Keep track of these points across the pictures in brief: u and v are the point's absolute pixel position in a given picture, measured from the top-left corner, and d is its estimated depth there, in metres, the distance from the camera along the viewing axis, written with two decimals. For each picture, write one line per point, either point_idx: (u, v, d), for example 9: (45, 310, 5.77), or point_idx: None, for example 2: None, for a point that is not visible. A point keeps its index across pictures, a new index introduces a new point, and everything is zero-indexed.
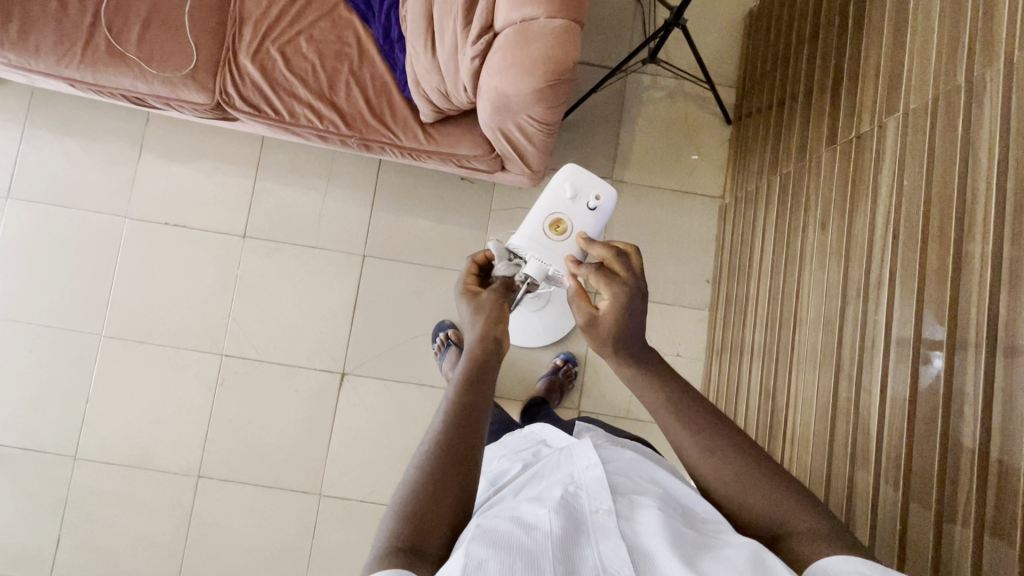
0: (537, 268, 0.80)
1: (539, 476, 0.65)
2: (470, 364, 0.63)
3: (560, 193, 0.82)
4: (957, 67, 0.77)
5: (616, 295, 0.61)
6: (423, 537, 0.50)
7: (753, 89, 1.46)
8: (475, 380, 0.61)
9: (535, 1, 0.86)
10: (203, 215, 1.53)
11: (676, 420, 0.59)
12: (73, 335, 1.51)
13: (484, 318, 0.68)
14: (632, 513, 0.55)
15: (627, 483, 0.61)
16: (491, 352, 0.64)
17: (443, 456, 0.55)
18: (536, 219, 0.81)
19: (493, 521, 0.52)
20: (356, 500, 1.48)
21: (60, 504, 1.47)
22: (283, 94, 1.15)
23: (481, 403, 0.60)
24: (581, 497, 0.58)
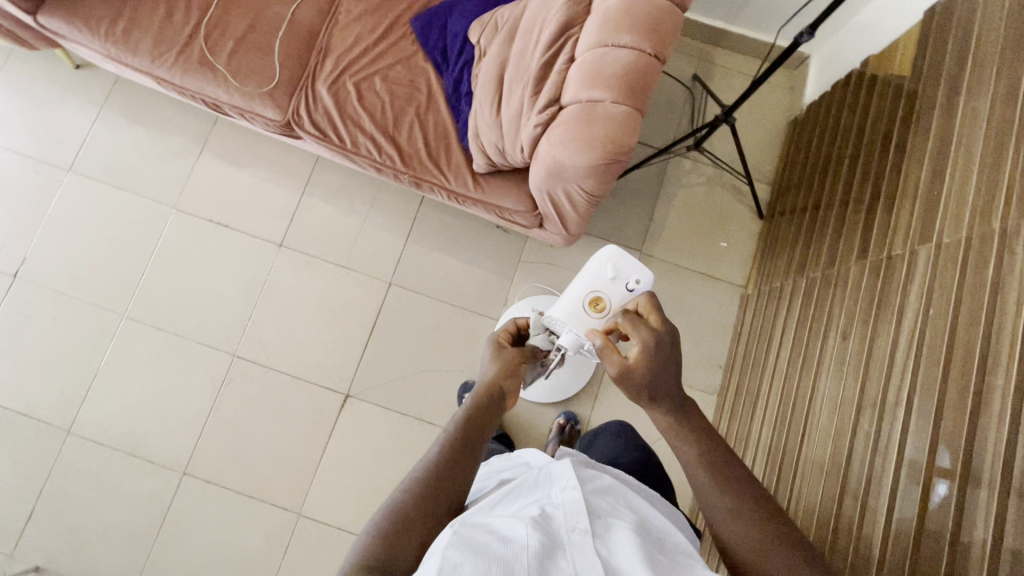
0: (572, 341, 0.79)
1: (518, 492, 0.66)
2: (471, 410, 0.69)
3: (600, 273, 0.78)
4: (993, 212, 0.80)
5: (645, 340, 0.65)
6: (395, 557, 0.55)
7: (789, 190, 1.51)
8: (478, 426, 0.68)
9: (604, 86, 0.91)
10: (246, 218, 1.59)
11: (706, 477, 0.62)
12: (96, 310, 1.54)
13: (501, 370, 0.75)
14: (607, 534, 0.57)
15: (602, 504, 0.63)
16: (496, 404, 0.71)
17: (431, 483, 0.61)
18: (572, 297, 0.78)
19: (472, 532, 0.55)
20: (333, 525, 1.45)
21: (42, 475, 1.47)
22: (350, 124, 1.23)
23: (477, 444, 0.66)
24: (558, 515, 0.59)
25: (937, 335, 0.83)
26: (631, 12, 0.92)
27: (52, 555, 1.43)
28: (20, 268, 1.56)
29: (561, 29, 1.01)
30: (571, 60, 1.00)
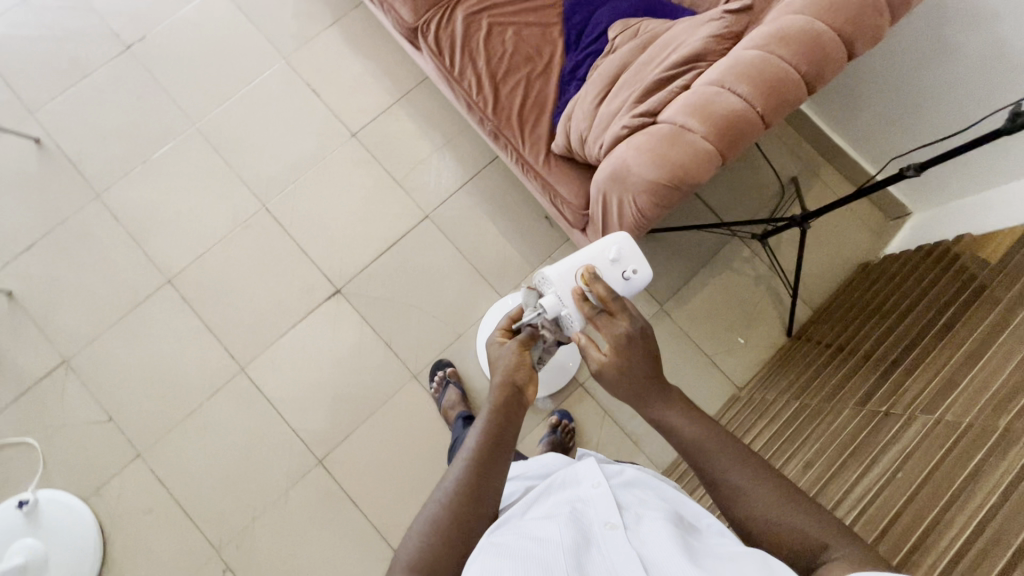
0: (553, 304, 0.80)
1: (548, 495, 0.66)
2: (496, 412, 0.63)
3: (604, 254, 0.84)
4: (1003, 414, 0.78)
5: (618, 335, 0.65)
6: (440, 574, 0.54)
7: (827, 322, 1.48)
8: (491, 438, 0.61)
9: (701, 118, 0.93)
10: (337, 98, 1.67)
11: (707, 443, 0.60)
12: (175, 109, 1.64)
13: (505, 372, 0.67)
14: (639, 525, 0.56)
15: (632, 497, 0.62)
16: (513, 409, 0.64)
17: (455, 508, 0.57)
18: (569, 266, 0.83)
19: (504, 542, 0.55)
20: (266, 394, 1.48)
21: (57, 220, 1.56)
22: (466, 56, 1.28)
23: (495, 461, 0.60)
24: (589, 512, 0.59)
25: (892, 499, 0.80)
26: (760, 66, 0.93)
27: (26, 289, 1.52)
28: (135, 43, 1.67)
29: (691, 57, 1.03)
30: (686, 86, 1.01)
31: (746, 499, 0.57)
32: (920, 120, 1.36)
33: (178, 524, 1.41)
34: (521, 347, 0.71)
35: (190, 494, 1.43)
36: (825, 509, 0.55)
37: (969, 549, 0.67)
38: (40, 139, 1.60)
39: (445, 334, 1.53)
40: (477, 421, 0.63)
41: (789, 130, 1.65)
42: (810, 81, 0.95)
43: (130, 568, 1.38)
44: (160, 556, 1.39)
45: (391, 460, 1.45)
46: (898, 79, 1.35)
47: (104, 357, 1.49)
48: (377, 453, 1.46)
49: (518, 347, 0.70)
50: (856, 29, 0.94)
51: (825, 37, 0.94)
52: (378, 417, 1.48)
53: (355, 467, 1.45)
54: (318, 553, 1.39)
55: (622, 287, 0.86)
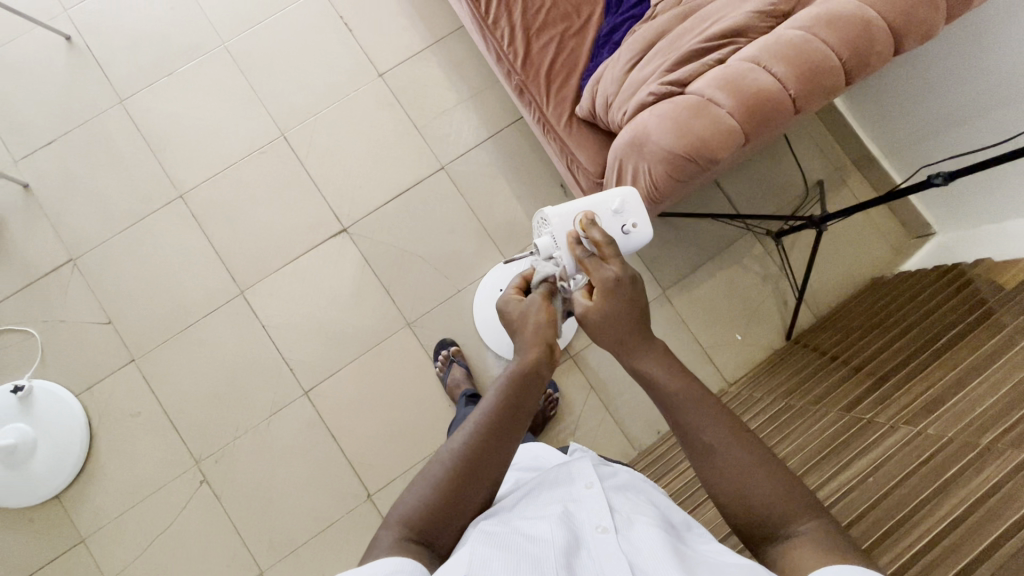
0: (547, 245, 0.82)
1: (539, 492, 0.65)
2: (516, 374, 0.61)
3: (607, 204, 0.83)
4: (987, 433, 0.76)
5: (606, 279, 0.65)
6: (437, 536, 0.54)
7: (828, 330, 1.45)
8: (508, 406, 0.59)
9: (730, 92, 0.90)
10: (369, 35, 1.63)
11: (689, 412, 0.59)
12: (206, 25, 1.62)
13: (527, 339, 0.64)
14: (631, 531, 0.55)
15: (624, 502, 0.61)
16: (534, 380, 0.62)
17: (462, 471, 0.56)
18: (570, 212, 0.82)
19: (495, 533, 0.54)
20: (261, 320, 1.50)
21: (78, 120, 1.57)
22: (503, 5, 1.24)
23: (510, 431, 0.59)
24: (581, 514, 0.58)
25: (857, 500, 0.79)
26: (800, 47, 0.89)
27: (43, 185, 1.54)
28: None
29: (731, 31, 0.99)
30: (721, 61, 0.98)
31: (715, 469, 0.56)
32: (958, 136, 1.30)
33: (163, 431, 1.45)
34: (547, 308, 0.66)
35: (178, 405, 1.46)
36: (784, 488, 0.54)
37: (926, 553, 0.66)
38: (71, 38, 1.60)
39: (444, 287, 1.53)
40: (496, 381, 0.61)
41: (823, 131, 1.60)
42: (850, 70, 0.91)
43: (113, 466, 1.43)
44: (143, 459, 1.44)
45: (374, 402, 1.47)
46: (943, 90, 1.30)
47: (110, 261, 1.52)
48: (362, 393, 1.48)
49: (541, 307, 0.66)
50: (908, 22, 0.90)
51: (875, 26, 0.89)
52: (367, 359, 1.49)
53: (339, 403, 1.47)
54: (292, 479, 1.43)
55: (621, 241, 0.86)
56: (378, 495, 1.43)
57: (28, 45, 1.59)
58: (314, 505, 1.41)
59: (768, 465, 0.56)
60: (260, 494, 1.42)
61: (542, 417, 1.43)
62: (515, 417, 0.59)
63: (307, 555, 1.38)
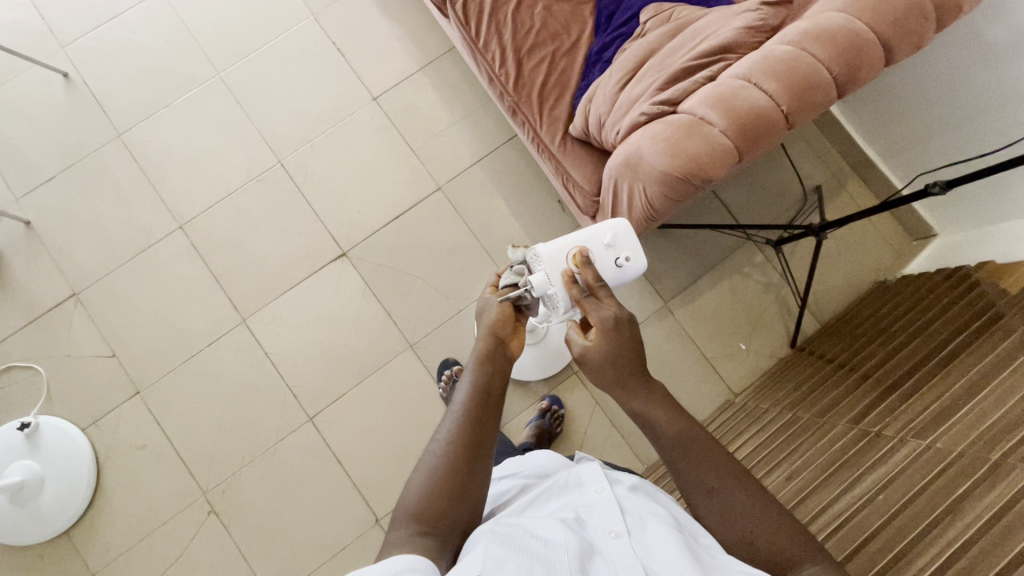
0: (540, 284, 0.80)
1: (549, 496, 0.64)
2: (480, 361, 0.66)
3: (599, 238, 0.81)
4: (997, 447, 0.76)
5: (604, 318, 0.65)
6: (440, 525, 0.55)
7: (833, 337, 1.44)
8: (481, 389, 0.63)
9: (722, 111, 0.89)
10: (362, 60, 1.65)
11: (694, 452, 0.59)
12: (201, 57, 1.64)
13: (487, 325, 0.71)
14: (644, 533, 0.55)
15: (637, 503, 0.60)
16: (499, 364, 0.67)
17: (453, 455, 0.58)
18: (561, 248, 0.79)
19: (508, 532, 0.54)
20: (264, 347, 1.51)
21: (78, 156, 1.59)
22: (493, 28, 1.25)
23: (488, 415, 0.62)
24: (593, 519, 0.58)
25: (868, 518, 0.78)
26: (789, 64, 0.89)
27: (44, 220, 1.55)
28: None
29: (721, 48, 0.99)
30: (711, 78, 0.98)
31: (720, 506, 0.56)
32: (956, 139, 1.30)
33: (169, 462, 1.45)
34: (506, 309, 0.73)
35: (183, 435, 1.46)
36: (787, 524, 0.55)
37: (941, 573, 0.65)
38: (68, 74, 1.62)
39: (444, 307, 1.53)
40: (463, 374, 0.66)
41: (819, 136, 1.59)
42: (841, 84, 0.91)
43: (120, 499, 1.43)
44: (149, 491, 1.43)
45: (379, 426, 1.47)
46: (938, 95, 1.29)
47: (113, 295, 1.53)
48: (366, 417, 1.47)
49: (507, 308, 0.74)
50: (897, 34, 0.90)
51: (864, 39, 0.89)
52: (371, 382, 1.49)
53: (343, 428, 1.47)
54: (300, 506, 1.42)
55: (614, 274, 0.83)
56: (386, 519, 1.42)
57: (25, 83, 1.61)
58: (322, 532, 1.41)
59: (771, 503, 0.56)
60: (268, 522, 1.42)
61: (548, 434, 1.42)
62: (490, 397, 0.63)
63: None
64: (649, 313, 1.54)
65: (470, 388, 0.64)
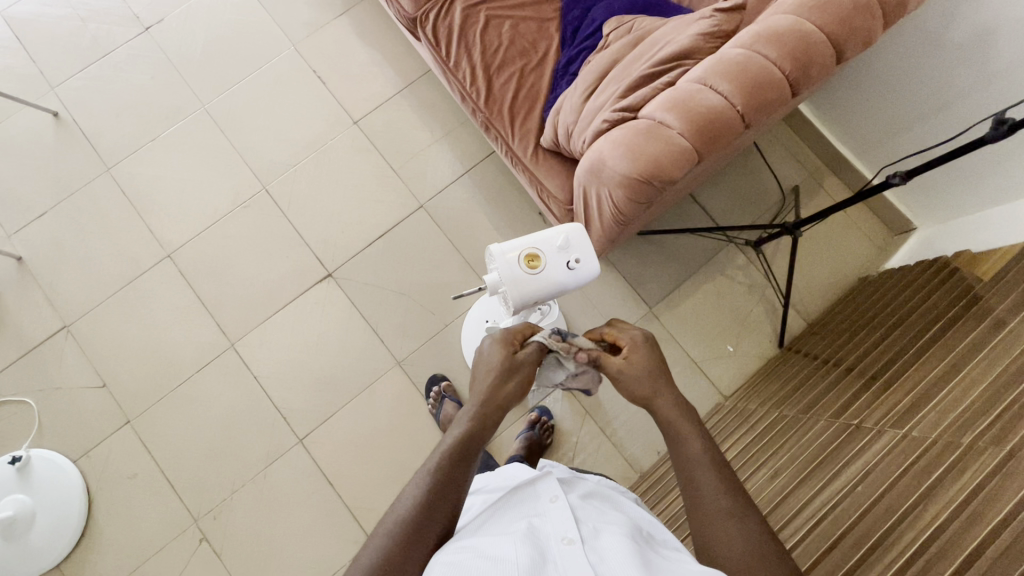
0: (495, 280, 0.85)
1: (505, 509, 0.65)
2: (465, 430, 0.64)
3: (551, 239, 0.82)
4: (971, 429, 0.76)
5: (635, 338, 0.72)
6: None
7: (819, 335, 1.44)
8: (445, 477, 0.61)
9: (679, 114, 0.92)
10: (343, 85, 1.69)
11: None
12: (187, 90, 1.69)
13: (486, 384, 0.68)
14: (597, 541, 0.56)
15: (591, 512, 0.62)
16: (471, 451, 0.63)
17: (416, 522, 0.58)
18: (513, 247, 0.82)
19: (457, 561, 0.54)
20: (253, 371, 1.52)
21: (68, 192, 1.62)
22: (463, 48, 1.28)
23: (447, 506, 0.60)
24: (546, 528, 0.58)
25: (848, 509, 0.77)
26: (743, 65, 0.92)
27: (35, 255, 1.59)
28: (153, 26, 1.73)
29: (679, 54, 1.02)
30: (671, 83, 1.00)
31: None
32: (924, 132, 1.32)
33: (160, 490, 1.45)
34: (494, 384, 0.68)
35: (174, 462, 1.46)
36: None
37: (917, 559, 0.65)
38: (58, 113, 1.67)
39: (431, 322, 1.54)
40: (444, 438, 0.64)
41: (794, 138, 1.62)
42: (795, 82, 0.93)
43: (112, 529, 1.42)
44: (140, 520, 1.43)
45: (369, 444, 1.47)
46: (903, 90, 1.32)
47: (103, 325, 1.54)
48: (356, 435, 1.47)
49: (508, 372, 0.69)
50: (845, 32, 0.92)
51: (814, 37, 0.92)
52: (361, 400, 1.49)
53: (333, 448, 1.46)
54: (292, 530, 1.41)
55: (568, 276, 0.84)
56: None
57: (17, 124, 1.66)
58: (314, 556, 1.39)
59: None
60: (259, 548, 1.40)
61: (539, 445, 1.41)
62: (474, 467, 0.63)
63: None
64: (635, 320, 1.55)
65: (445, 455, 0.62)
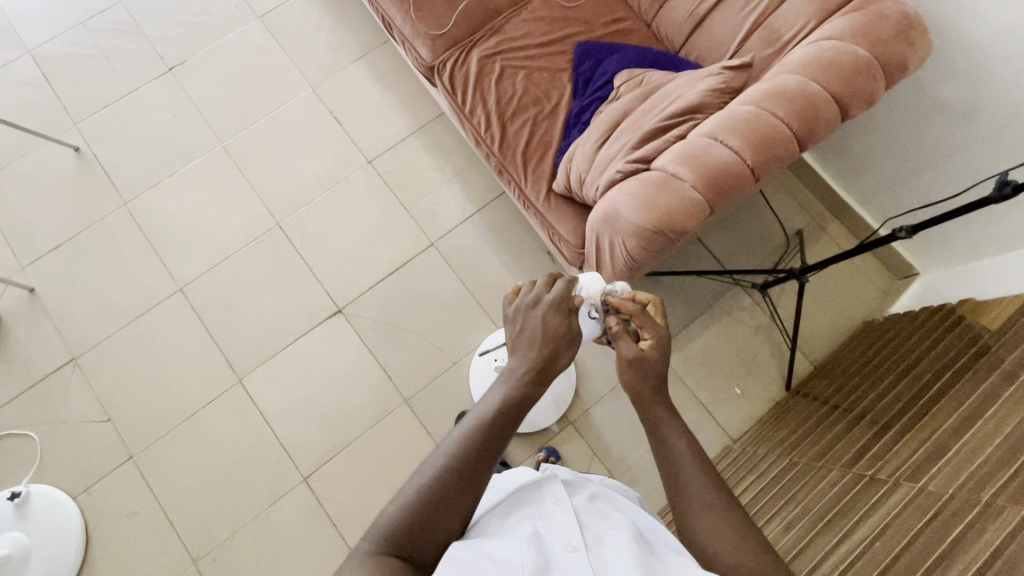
0: None
1: (510, 509, 0.65)
2: (507, 397, 0.64)
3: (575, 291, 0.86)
4: (987, 487, 0.75)
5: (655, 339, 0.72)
6: (416, 550, 0.55)
7: (827, 378, 1.44)
8: (435, 496, 0.57)
9: (692, 168, 0.95)
10: (358, 127, 1.74)
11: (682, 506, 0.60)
12: (206, 129, 1.74)
13: (531, 342, 0.69)
14: (600, 549, 0.56)
15: (593, 516, 0.62)
16: (469, 474, 0.58)
17: (449, 483, 0.57)
18: None
19: (463, 556, 0.53)
20: (259, 406, 1.51)
21: (84, 225, 1.65)
22: (478, 96, 1.33)
23: (432, 529, 0.56)
24: (550, 532, 0.59)
25: (866, 566, 0.76)
26: (752, 122, 0.96)
27: (47, 287, 1.60)
28: (176, 67, 1.79)
29: (689, 108, 1.06)
30: (681, 136, 1.04)
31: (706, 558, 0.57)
32: (925, 183, 1.36)
33: (160, 529, 1.42)
34: (504, 406, 0.63)
35: (175, 500, 1.44)
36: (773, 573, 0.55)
37: None
38: (79, 148, 1.71)
39: (439, 360, 1.54)
40: (484, 402, 0.64)
41: (797, 184, 1.66)
42: (802, 138, 0.97)
43: (108, 570, 1.39)
44: (137, 561, 1.39)
45: (374, 483, 1.45)
46: (904, 142, 1.36)
47: (111, 357, 1.55)
48: (360, 474, 1.46)
49: (525, 386, 0.65)
50: (849, 92, 0.97)
51: (819, 97, 0.96)
52: (367, 439, 1.48)
53: (338, 488, 1.45)
54: (293, 574, 1.38)
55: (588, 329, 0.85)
56: None
57: (38, 158, 1.70)
58: None
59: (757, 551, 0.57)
60: None
61: None
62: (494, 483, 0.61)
63: None
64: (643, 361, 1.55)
65: (484, 416, 0.62)
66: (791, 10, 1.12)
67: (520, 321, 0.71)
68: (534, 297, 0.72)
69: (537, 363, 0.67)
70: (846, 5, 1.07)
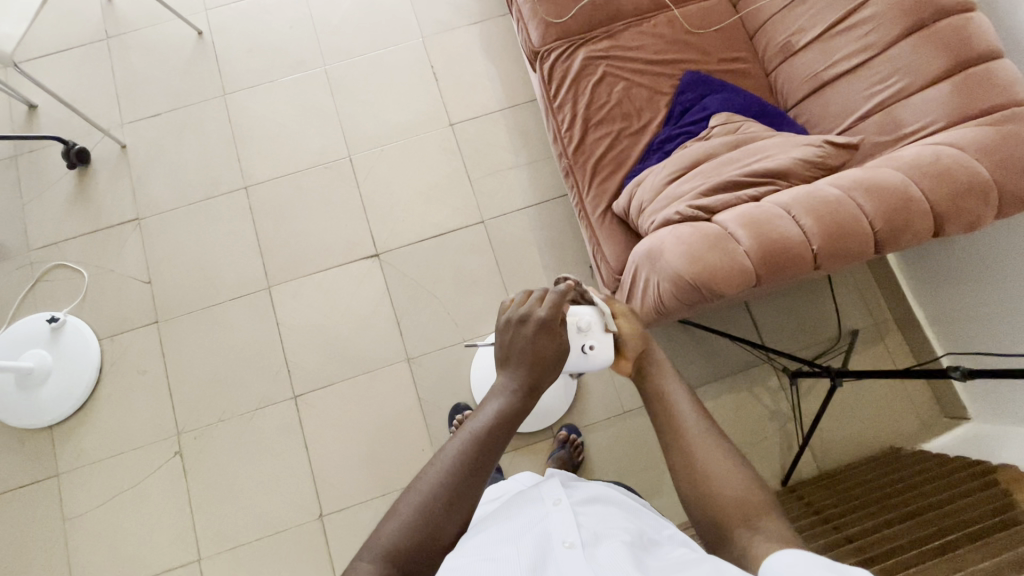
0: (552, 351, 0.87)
1: (509, 513, 0.62)
2: (501, 412, 0.64)
3: (570, 319, 0.81)
4: None
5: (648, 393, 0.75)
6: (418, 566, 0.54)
7: (826, 489, 1.35)
8: (436, 508, 0.56)
9: (752, 234, 0.90)
10: (452, 88, 1.76)
11: None
12: (315, 48, 1.81)
13: (518, 355, 0.68)
14: (598, 547, 0.53)
15: (593, 517, 0.59)
16: (464, 488, 0.58)
17: (444, 498, 0.57)
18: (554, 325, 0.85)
19: (463, 565, 0.52)
20: (277, 317, 1.59)
21: (185, 103, 1.77)
22: (571, 94, 1.31)
23: (432, 545, 0.55)
24: (548, 531, 0.56)
25: None
26: (833, 207, 0.90)
27: (137, 147, 1.73)
28: None
29: (773, 171, 1.00)
30: (755, 198, 0.99)
31: None
32: (1006, 328, 1.24)
33: (159, 395, 1.53)
34: (500, 418, 0.64)
35: (180, 374, 1.55)
36: None
37: None
38: (202, 33, 1.82)
39: (451, 332, 1.56)
40: (479, 415, 0.64)
41: (871, 283, 1.54)
42: (881, 240, 0.90)
43: (105, 414, 1.51)
44: (133, 415, 1.51)
45: (353, 424, 1.50)
46: (1000, 277, 1.24)
47: (169, 228, 1.66)
48: (344, 411, 1.51)
49: (516, 402, 0.65)
50: (951, 209, 0.89)
51: (915, 204, 0.89)
52: (361, 380, 1.53)
53: (321, 416, 1.50)
54: (257, 478, 1.46)
55: (579, 358, 0.82)
56: (330, 517, 1.43)
57: (166, 31, 1.82)
58: (267, 510, 1.43)
59: None
60: (223, 482, 1.46)
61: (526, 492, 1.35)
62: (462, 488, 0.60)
63: (245, 556, 1.40)
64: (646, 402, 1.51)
65: (478, 430, 0.62)
66: (921, 102, 1.03)
67: (510, 336, 0.69)
68: (525, 311, 0.71)
69: (530, 381, 0.67)
70: (983, 115, 0.97)
